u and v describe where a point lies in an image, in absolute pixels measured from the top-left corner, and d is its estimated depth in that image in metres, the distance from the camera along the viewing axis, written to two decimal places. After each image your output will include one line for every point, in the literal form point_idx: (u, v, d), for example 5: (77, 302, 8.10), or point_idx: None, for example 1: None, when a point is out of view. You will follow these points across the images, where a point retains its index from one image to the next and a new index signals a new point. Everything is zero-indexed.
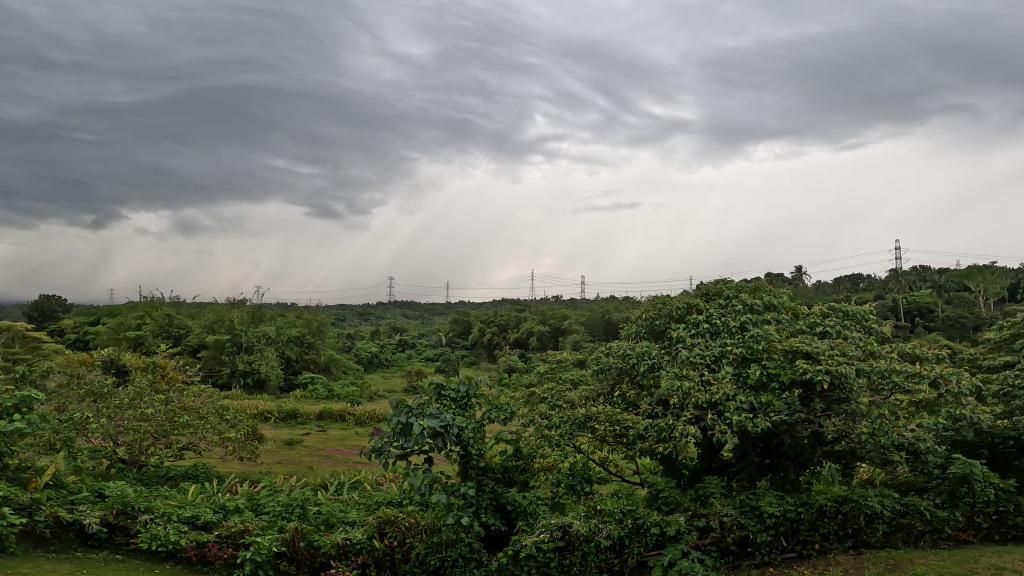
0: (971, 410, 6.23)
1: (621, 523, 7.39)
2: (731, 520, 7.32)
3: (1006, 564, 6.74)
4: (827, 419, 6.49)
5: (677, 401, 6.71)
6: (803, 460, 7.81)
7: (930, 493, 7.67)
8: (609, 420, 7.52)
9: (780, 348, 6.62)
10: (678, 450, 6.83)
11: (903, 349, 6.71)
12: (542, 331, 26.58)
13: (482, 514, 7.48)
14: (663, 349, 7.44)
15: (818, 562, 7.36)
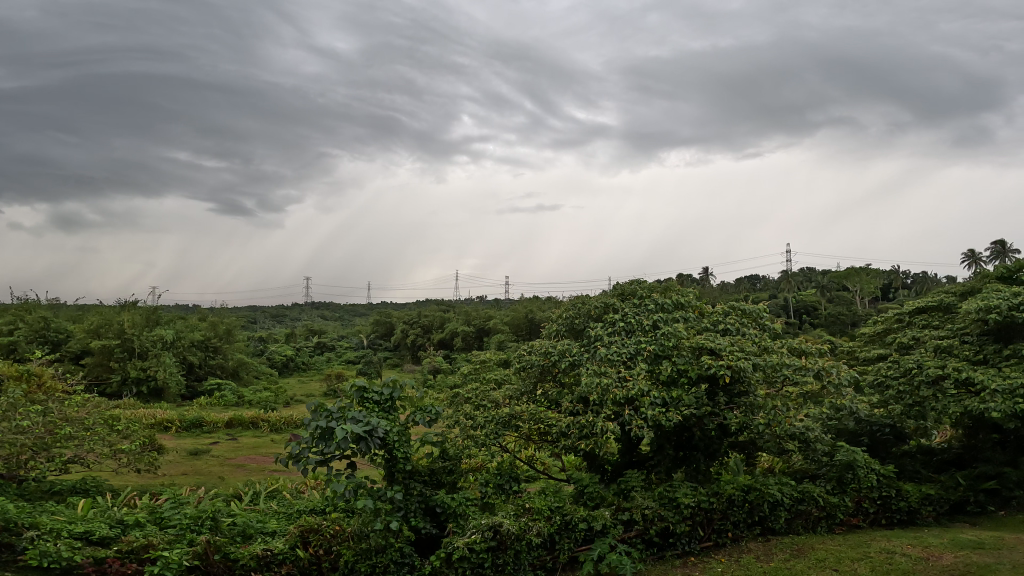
0: (849, 400, 6.92)
1: (550, 521, 7.47)
2: (652, 512, 7.60)
3: (894, 547, 7.43)
4: (730, 412, 6.97)
5: (597, 398, 6.90)
6: (712, 451, 8.25)
7: (822, 480, 8.29)
8: (531, 420, 7.65)
9: (688, 346, 6.98)
10: (601, 445, 7.02)
11: (792, 344, 7.25)
12: (467, 331, 26.62)
13: (411, 518, 7.33)
14: (583, 347, 7.56)
15: (732, 550, 7.80)
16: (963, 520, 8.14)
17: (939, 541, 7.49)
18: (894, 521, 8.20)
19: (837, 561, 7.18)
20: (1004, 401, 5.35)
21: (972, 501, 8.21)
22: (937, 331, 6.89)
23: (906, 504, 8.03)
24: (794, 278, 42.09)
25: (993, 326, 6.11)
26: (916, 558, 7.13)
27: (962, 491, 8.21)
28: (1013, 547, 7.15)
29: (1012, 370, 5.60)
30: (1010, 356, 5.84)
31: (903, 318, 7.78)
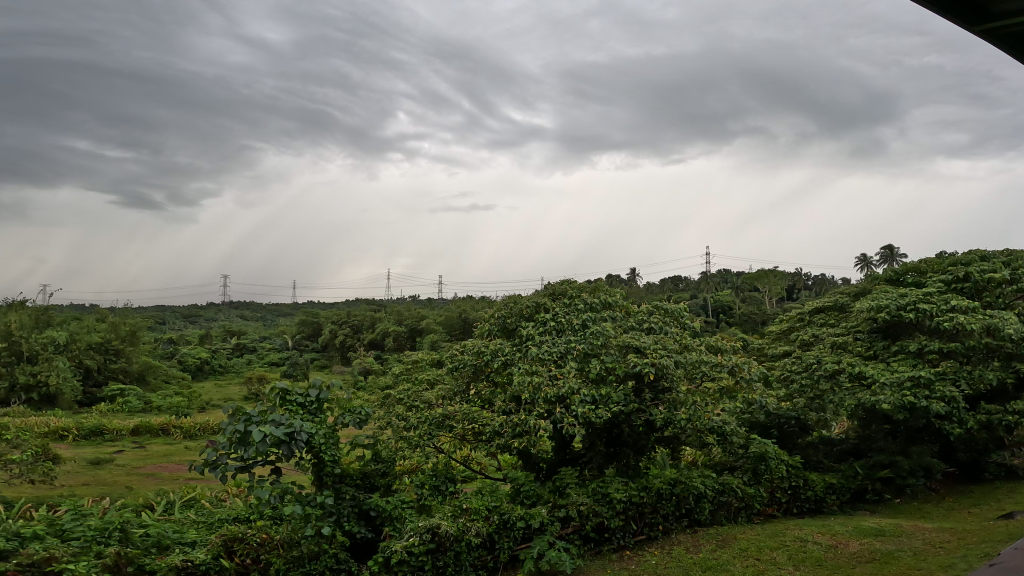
0: (760, 395, 7.36)
1: (488, 520, 7.41)
2: (587, 508, 7.73)
3: (807, 535, 7.89)
4: (655, 408, 7.25)
5: (529, 397, 6.98)
6: (641, 447, 8.47)
7: (740, 471, 8.70)
8: (465, 420, 7.52)
9: (615, 344, 7.16)
10: (534, 444, 7.02)
11: (709, 342, 7.66)
12: (399, 332, 26.23)
13: (345, 523, 7.10)
14: (515, 346, 7.55)
15: (663, 542, 8.07)
16: (864, 508, 8.77)
17: (845, 529, 8.01)
18: (804, 510, 8.75)
19: (757, 550, 7.56)
20: (892, 393, 5.79)
21: (870, 489, 8.84)
22: (833, 329, 7.38)
23: (813, 494, 8.56)
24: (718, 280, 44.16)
25: (881, 325, 6.71)
26: (826, 546, 7.60)
27: (861, 480, 8.82)
28: (910, 533, 7.72)
29: (900, 365, 6.11)
30: (897, 352, 6.38)
31: (804, 317, 8.29)
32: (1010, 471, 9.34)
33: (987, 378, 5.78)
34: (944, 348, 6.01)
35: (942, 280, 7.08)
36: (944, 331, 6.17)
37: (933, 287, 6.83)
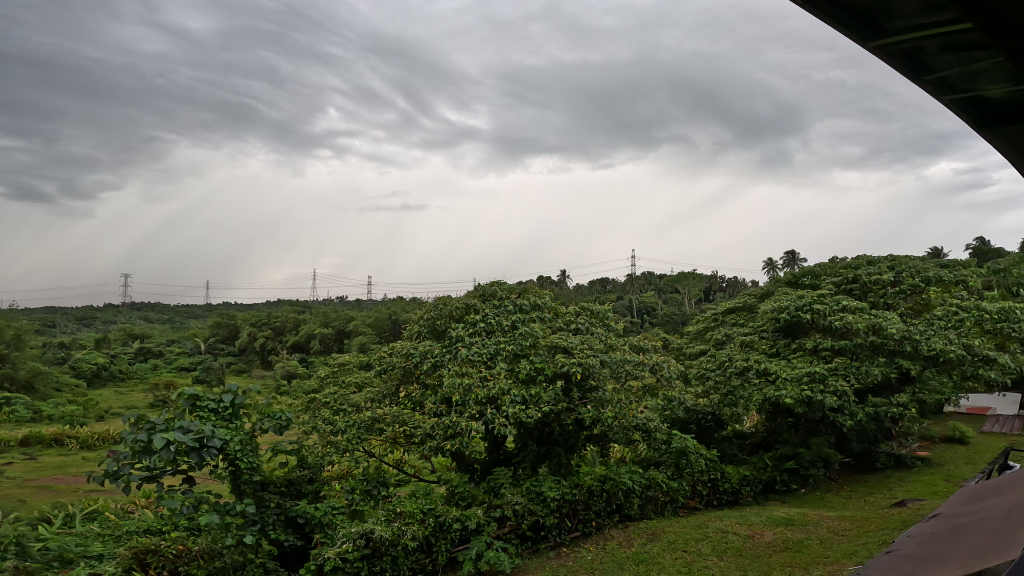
0: (679, 392, 7.69)
1: (423, 523, 7.29)
2: (522, 507, 7.79)
3: (727, 526, 8.29)
4: (583, 406, 7.41)
5: (459, 399, 6.86)
6: (570, 445, 8.60)
7: (664, 466, 9.07)
8: (395, 423, 7.10)
9: (544, 344, 7.22)
10: (466, 444, 6.90)
11: (632, 342, 7.92)
12: (326, 334, 24.87)
13: (270, 531, 6.85)
14: (445, 347, 7.31)
15: (597, 538, 8.25)
16: (775, 498, 9.30)
17: (760, 519, 8.50)
18: (723, 501, 9.21)
19: (684, 542, 7.87)
20: (793, 388, 6.27)
21: (778, 480, 9.39)
22: (743, 328, 7.81)
23: (730, 486, 9.03)
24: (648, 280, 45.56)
25: (782, 325, 7.12)
26: (744, 536, 8.02)
27: (770, 471, 9.38)
28: (815, 521, 8.28)
29: (800, 362, 6.57)
30: (796, 349, 6.85)
31: (717, 318, 8.72)
32: (897, 459, 10.24)
33: (873, 373, 6.28)
34: (835, 346, 6.52)
35: (834, 283, 7.66)
36: (836, 330, 6.72)
37: (827, 290, 7.37)
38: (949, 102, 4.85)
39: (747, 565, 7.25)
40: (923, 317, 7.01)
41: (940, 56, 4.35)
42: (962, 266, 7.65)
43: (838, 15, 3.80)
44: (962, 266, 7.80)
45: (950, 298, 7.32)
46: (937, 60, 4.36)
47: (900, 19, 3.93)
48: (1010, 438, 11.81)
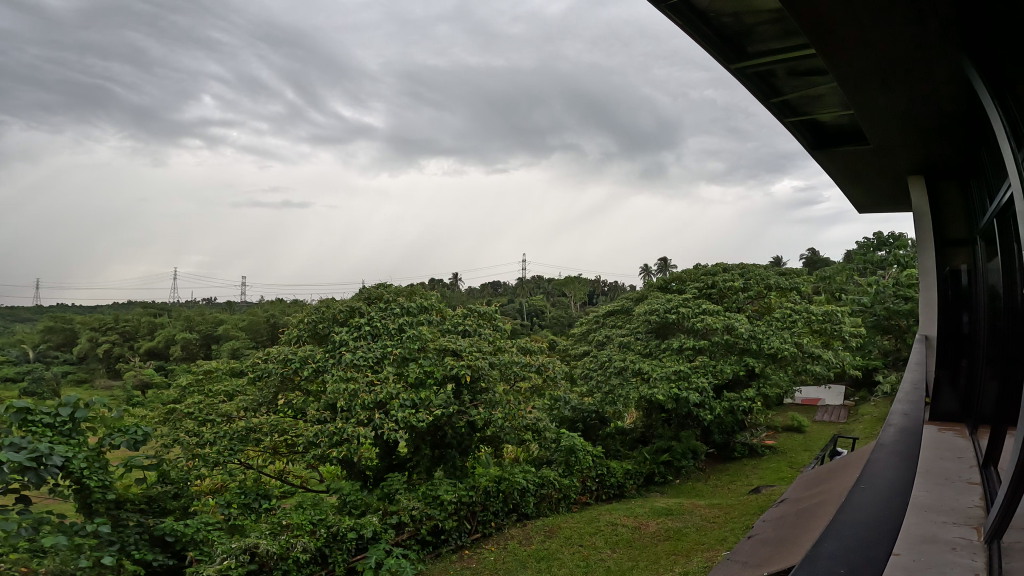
0: (563, 391, 8.03)
1: (314, 535, 6.91)
2: (419, 512, 7.59)
3: (616, 519, 8.71)
4: (474, 408, 7.33)
5: (344, 405, 6.39)
6: (464, 447, 8.35)
7: (555, 465, 9.45)
8: (277, 430, 6.48)
9: (433, 347, 7.06)
10: (353, 452, 6.37)
11: (519, 343, 8.09)
12: (190, 339, 23.03)
13: (132, 551, 5.33)
14: (327, 351, 6.75)
15: (497, 538, 8.31)
16: (655, 489, 10.00)
17: (644, 510, 9.00)
18: (610, 495, 9.73)
19: (579, 537, 8.14)
20: (663, 386, 6.81)
21: (657, 472, 10.14)
22: (621, 329, 8.30)
23: (616, 479, 9.62)
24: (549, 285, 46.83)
25: (654, 325, 7.65)
26: (632, 528, 8.45)
27: (649, 464, 10.16)
28: (690, 511, 8.92)
29: (669, 360, 7.15)
30: (666, 349, 7.37)
31: (599, 320, 9.20)
32: (751, 448, 11.37)
33: (725, 371, 6.99)
34: (696, 345, 7.20)
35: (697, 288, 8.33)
36: (698, 330, 7.41)
37: (692, 294, 8.03)
38: (790, 125, 5.12)
39: (637, 555, 7.63)
40: (765, 318, 7.89)
41: (787, 81, 4.52)
42: (797, 274, 8.65)
43: (707, 34, 3.72)
44: (798, 274, 8.78)
45: (785, 302, 8.18)
46: (785, 83, 4.54)
47: (758, 44, 3.93)
48: (836, 425, 13.60)
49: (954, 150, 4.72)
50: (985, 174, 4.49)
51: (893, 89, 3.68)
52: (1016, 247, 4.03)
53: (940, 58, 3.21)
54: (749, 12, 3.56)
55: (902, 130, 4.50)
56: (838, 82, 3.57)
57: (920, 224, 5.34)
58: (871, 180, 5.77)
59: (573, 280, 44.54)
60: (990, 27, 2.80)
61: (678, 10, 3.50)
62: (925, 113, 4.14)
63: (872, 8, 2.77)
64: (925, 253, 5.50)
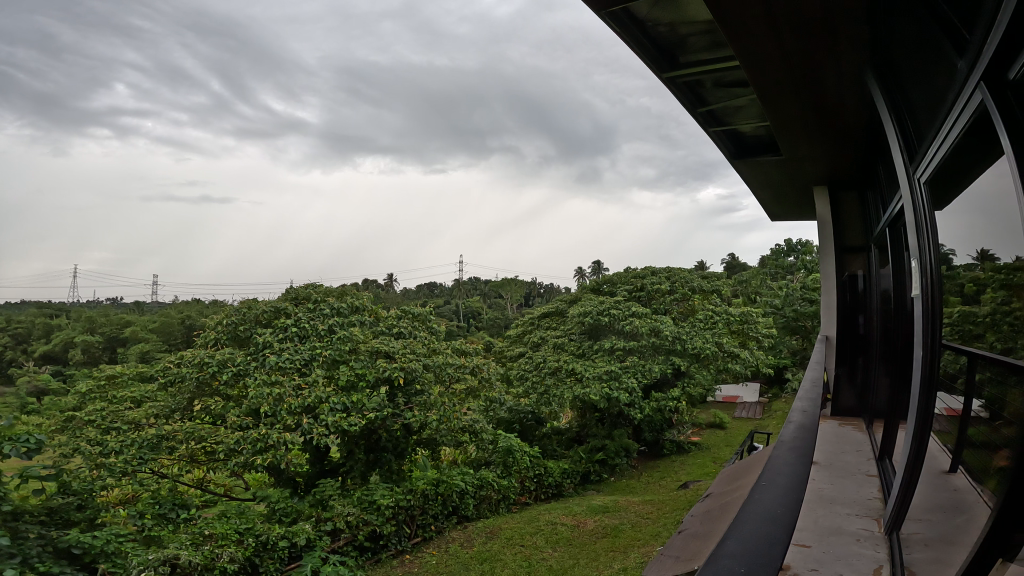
0: (498, 391, 8.11)
1: (241, 545, 6.45)
2: (355, 518, 7.30)
3: (555, 518, 8.83)
4: (409, 411, 7.17)
5: (268, 410, 6.07)
6: (400, 450, 8.07)
7: (494, 466, 9.52)
8: (195, 438, 6.10)
9: (365, 349, 6.89)
10: (280, 459, 6.10)
11: (455, 345, 8.11)
12: (93, 342, 21.23)
13: (38, 562, 4.27)
14: (250, 355, 6.32)
15: (438, 541, 8.23)
16: (592, 487, 10.32)
17: (583, 509, 9.17)
18: (548, 494, 9.92)
19: (520, 537, 8.19)
20: (596, 385, 7.08)
21: (592, 471, 10.45)
22: (555, 331, 8.43)
23: (554, 478, 9.88)
24: (493, 287, 46.87)
25: (587, 327, 7.87)
26: (571, 526, 8.58)
27: (585, 463, 10.46)
28: (625, 507, 9.17)
29: (601, 361, 7.40)
30: (598, 349, 7.60)
31: (534, 322, 9.37)
32: (678, 445, 11.92)
33: (654, 370, 7.30)
34: (628, 346, 7.47)
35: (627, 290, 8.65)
36: (628, 332, 7.66)
37: (622, 296, 8.33)
38: (714, 134, 5.31)
39: (578, 552, 7.76)
40: (690, 319, 8.27)
41: (713, 91, 4.65)
42: (717, 277, 9.12)
43: (643, 43, 3.70)
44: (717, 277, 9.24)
45: (707, 305, 8.59)
46: (711, 93, 4.64)
47: (690, 54, 4.00)
48: (753, 420, 14.46)
49: (853, 163, 5.12)
50: (879, 187, 4.88)
51: (803, 102, 3.90)
52: (903, 255, 4.39)
53: (847, 71, 3.43)
54: (684, 22, 3.60)
55: (811, 144, 4.79)
56: (756, 92, 3.71)
57: (824, 234, 5.72)
58: (783, 189, 6.13)
59: (511, 282, 45.22)
60: (888, 45, 3.03)
61: (621, 24, 3.39)
62: (831, 127, 4.43)
63: (790, 21, 2.87)
64: (825, 259, 5.86)
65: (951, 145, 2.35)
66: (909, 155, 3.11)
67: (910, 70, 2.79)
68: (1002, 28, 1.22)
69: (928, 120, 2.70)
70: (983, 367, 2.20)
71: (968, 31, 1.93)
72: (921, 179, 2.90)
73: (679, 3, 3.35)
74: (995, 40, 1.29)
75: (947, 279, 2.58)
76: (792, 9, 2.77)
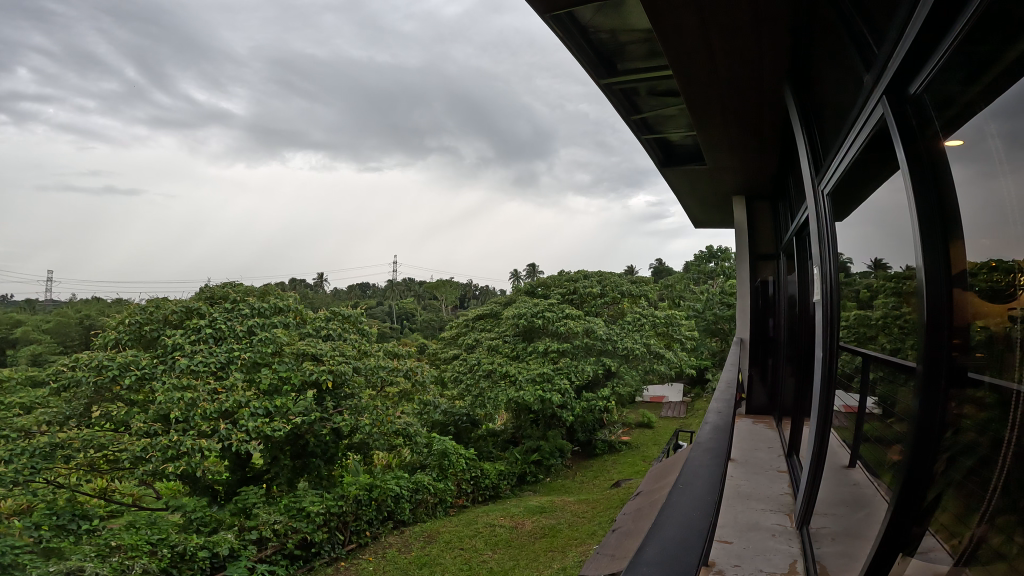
0: (431, 394, 8.06)
1: (154, 556, 5.89)
2: (282, 526, 6.99)
3: (494, 520, 8.82)
4: (338, 415, 7.00)
5: (178, 416, 5.75)
6: (330, 456, 7.84)
7: (429, 470, 9.45)
8: (93, 447, 5.58)
9: (290, 352, 6.68)
10: (194, 466, 5.80)
11: (387, 348, 8.02)
12: None
13: None
14: (157, 358, 5.92)
15: (375, 547, 8.02)
16: (529, 488, 10.47)
17: (520, 510, 9.24)
18: (486, 497, 9.98)
19: (459, 540, 8.12)
20: (529, 387, 7.16)
21: (528, 472, 10.63)
22: (489, 333, 8.49)
23: (491, 480, 9.96)
24: (435, 288, 46.50)
25: (521, 329, 7.96)
26: (510, 527, 8.60)
27: (521, 464, 10.62)
28: (561, 507, 9.30)
29: (534, 362, 7.51)
30: (532, 351, 7.70)
31: (468, 324, 9.53)
32: (611, 445, 12.29)
33: (586, 370, 7.49)
34: (561, 347, 7.61)
35: (560, 293, 8.82)
36: (561, 334, 7.81)
37: (556, 299, 8.48)
38: (646, 141, 5.41)
39: (517, 554, 7.77)
40: (619, 322, 8.53)
41: (647, 100, 4.71)
42: (645, 282, 9.46)
43: (584, 47, 3.65)
44: (646, 282, 9.59)
45: (635, 308, 8.88)
46: (646, 101, 4.71)
47: (628, 61, 4.03)
48: (679, 420, 15.10)
49: (767, 175, 5.42)
50: (789, 198, 5.15)
51: (726, 109, 3.98)
52: (807, 263, 4.66)
53: (767, 77, 3.48)
54: (624, 30, 3.59)
55: (735, 152, 4.96)
56: (682, 93, 3.73)
57: (742, 240, 6.02)
58: (704, 197, 6.39)
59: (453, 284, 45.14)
60: (803, 55, 3.07)
61: (562, 25, 3.30)
62: (752, 139, 4.63)
63: (717, 27, 2.88)
64: (741, 265, 6.17)
65: (851, 159, 2.44)
66: (813, 167, 3.29)
67: (819, 87, 2.93)
68: (909, 46, 1.16)
69: (833, 132, 2.77)
70: (877, 366, 2.32)
71: (860, 52, 2.02)
72: (823, 190, 3.07)
73: (621, 11, 3.32)
74: (900, 53, 1.21)
75: (846, 285, 2.73)
76: (721, 17, 2.79)
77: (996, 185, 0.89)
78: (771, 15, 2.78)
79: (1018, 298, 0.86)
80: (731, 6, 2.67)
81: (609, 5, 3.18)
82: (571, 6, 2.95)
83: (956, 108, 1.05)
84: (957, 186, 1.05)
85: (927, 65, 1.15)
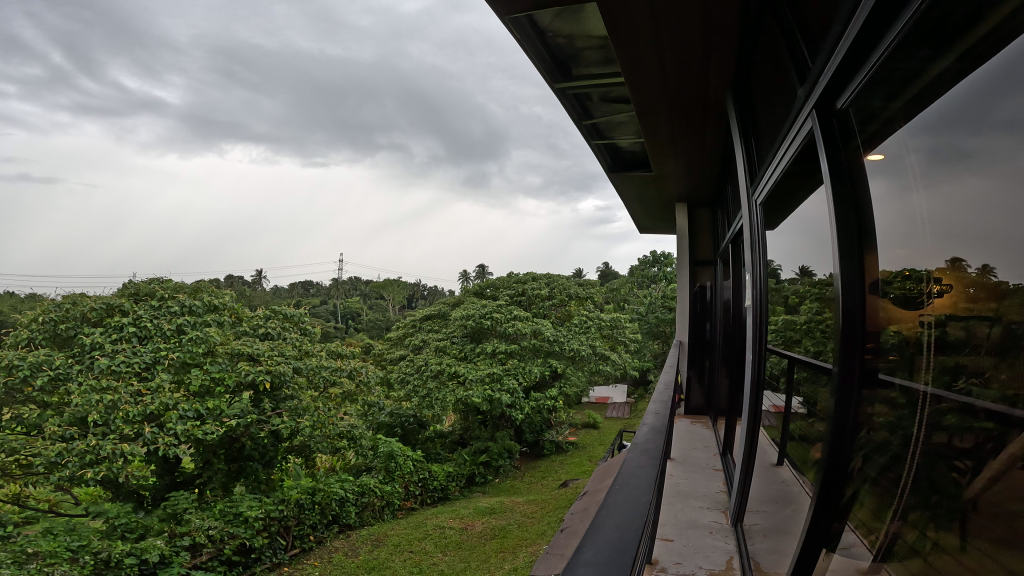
0: (374, 395, 7.98)
1: (76, 564, 5.47)
2: (218, 531, 6.66)
3: (443, 522, 8.74)
4: (276, 417, 6.82)
5: (97, 419, 5.44)
6: (268, 459, 7.59)
7: (375, 472, 9.34)
8: (3, 451, 5.21)
9: (224, 350, 6.47)
10: (116, 471, 5.51)
11: (330, 348, 7.87)
12: None
13: None
14: (72, 358, 5.58)
15: (319, 551, 7.82)
16: (478, 489, 10.46)
17: (469, 511, 9.21)
18: (435, 499, 9.95)
19: (407, 543, 8.02)
20: (478, 387, 7.14)
21: (476, 473, 10.64)
22: (437, 334, 8.46)
23: (438, 482, 9.92)
24: (389, 288, 45.95)
25: (469, 331, 7.97)
26: (460, 529, 8.55)
27: (469, 465, 10.62)
28: (510, 509, 9.31)
29: (482, 363, 7.53)
30: (481, 353, 7.70)
31: (416, 324, 9.51)
32: (558, 445, 12.47)
33: (532, 371, 7.59)
34: (509, 348, 7.65)
35: (508, 295, 8.85)
36: (509, 335, 7.86)
37: (504, 300, 8.53)
38: (597, 146, 5.47)
39: (466, 555, 7.74)
40: (567, 324, 8.67)
41: (599, 106, 4.78)
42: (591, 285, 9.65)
43: (541, 51, 3.66)
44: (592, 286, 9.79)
45: (582, 310, 9.06)
46: (599, 107, 4.77)
47: (583, 67, 4.07)
48: (623, 421, 15.48)
49: (708, 183, 5.65)
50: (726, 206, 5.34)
51: (673, 118, 4.08)
52: (740, 269, 4.85)
53: (712, 88, 3.59)
54: (581, 35, 3.63)
55: (681, 161, 5.11)
56: (632, 100, 3.76)
57: (683, 245, 6.24)
58: (649, 203, 6.56)
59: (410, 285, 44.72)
60: (745, 67, 3.17)
61: (520, 28, 3.28)
62: (698, 148, 4.78)
63: (668, 35, 2.91)
64: (681, 270, 6.38)
65: (782, 172, 2.55)
66: (748, 177, 3.42)
67: (757, 100, 3.04)
68: (837, 62, 1.21)
69: (768, 143, 2.87)
70: (802, 368, 2.41)
71: (795, 68, 2.09)
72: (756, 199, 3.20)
73: (578, 17, 3.35)
74: (830, 70, 1.27)
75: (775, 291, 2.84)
76: (672, 26, 2.83)
77: (909, 199, 0.94)
78: (719, 26, 2.85)
79: (925, 305, 0.90)
80: (683, 13, 2.70)
81: (567, 9, 3.19)
82: (531, 9, 2.95)
83: (878, 124, 1.09)
84: (874, 198, 1.10)
85: (854, 83, 1.20)
